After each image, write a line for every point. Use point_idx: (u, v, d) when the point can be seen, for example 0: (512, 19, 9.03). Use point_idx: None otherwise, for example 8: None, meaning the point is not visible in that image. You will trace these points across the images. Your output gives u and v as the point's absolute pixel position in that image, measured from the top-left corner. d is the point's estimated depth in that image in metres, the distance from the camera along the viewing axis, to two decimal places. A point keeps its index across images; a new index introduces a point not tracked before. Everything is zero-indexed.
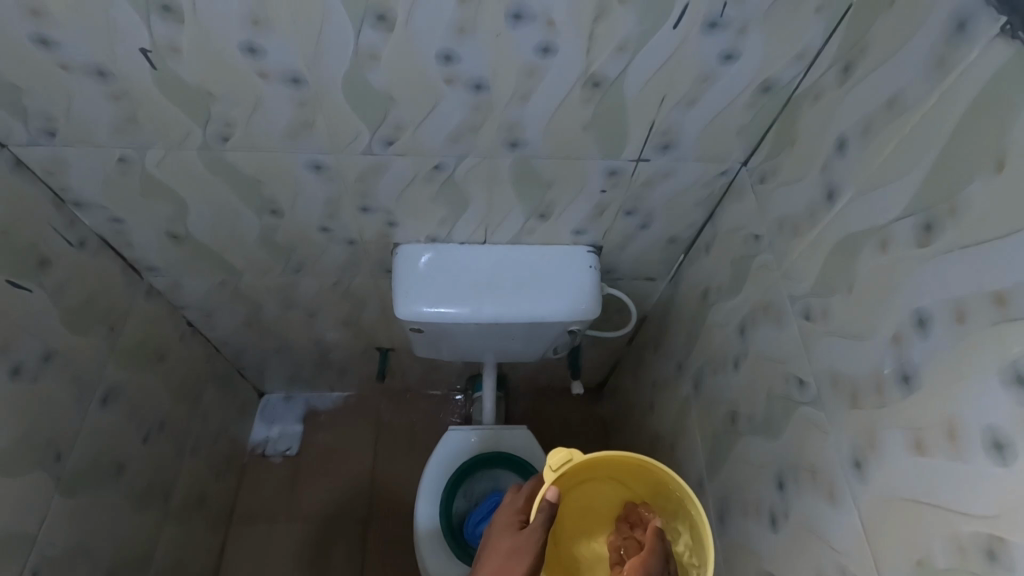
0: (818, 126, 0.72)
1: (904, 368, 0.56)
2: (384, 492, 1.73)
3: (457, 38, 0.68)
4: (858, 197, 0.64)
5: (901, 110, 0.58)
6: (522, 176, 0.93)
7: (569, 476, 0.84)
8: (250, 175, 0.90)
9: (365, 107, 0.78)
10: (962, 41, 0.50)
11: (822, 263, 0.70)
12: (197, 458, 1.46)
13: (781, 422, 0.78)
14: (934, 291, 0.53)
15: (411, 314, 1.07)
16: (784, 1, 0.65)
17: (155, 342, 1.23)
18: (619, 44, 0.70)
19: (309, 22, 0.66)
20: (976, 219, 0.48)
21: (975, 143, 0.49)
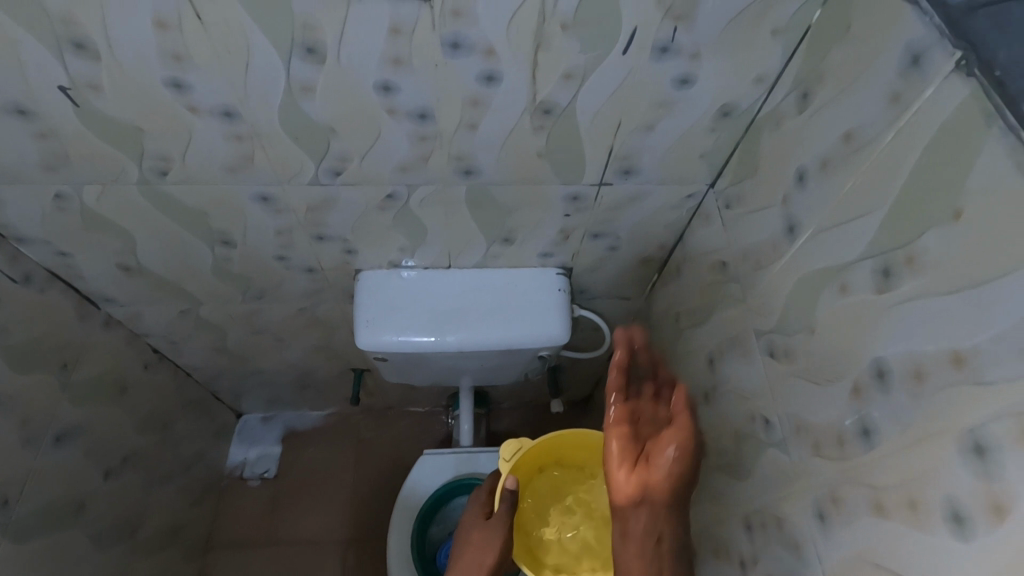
0: (781, 153, 0.68)
1: (865, 421, 0.52)
2: (367, 514, 1.68)
3: (393, 69, 0.64)
4: (817, 233, 0.60)
5: (859, 144, 0.54)
6: (480, 203, 0.89)
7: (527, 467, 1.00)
8: (195, 208, 0.87)
9: (306, 140, 0.74)
10: (917, 74, 0.47)
11: (784, 300, 0.66)
12: (168, 487, 1.42)
13: (748, 461, 0.75)
14: (894, 344, 0.48)
15: (372, 343, 1.03)
16: (737, 24, 0.61)
17: (116, 374, 1.20)
18: (566, 72, 0.66)
19: (233, 57, 0.62)
20: (932, 270, 0.45)
21: (930, 187, 0.45)
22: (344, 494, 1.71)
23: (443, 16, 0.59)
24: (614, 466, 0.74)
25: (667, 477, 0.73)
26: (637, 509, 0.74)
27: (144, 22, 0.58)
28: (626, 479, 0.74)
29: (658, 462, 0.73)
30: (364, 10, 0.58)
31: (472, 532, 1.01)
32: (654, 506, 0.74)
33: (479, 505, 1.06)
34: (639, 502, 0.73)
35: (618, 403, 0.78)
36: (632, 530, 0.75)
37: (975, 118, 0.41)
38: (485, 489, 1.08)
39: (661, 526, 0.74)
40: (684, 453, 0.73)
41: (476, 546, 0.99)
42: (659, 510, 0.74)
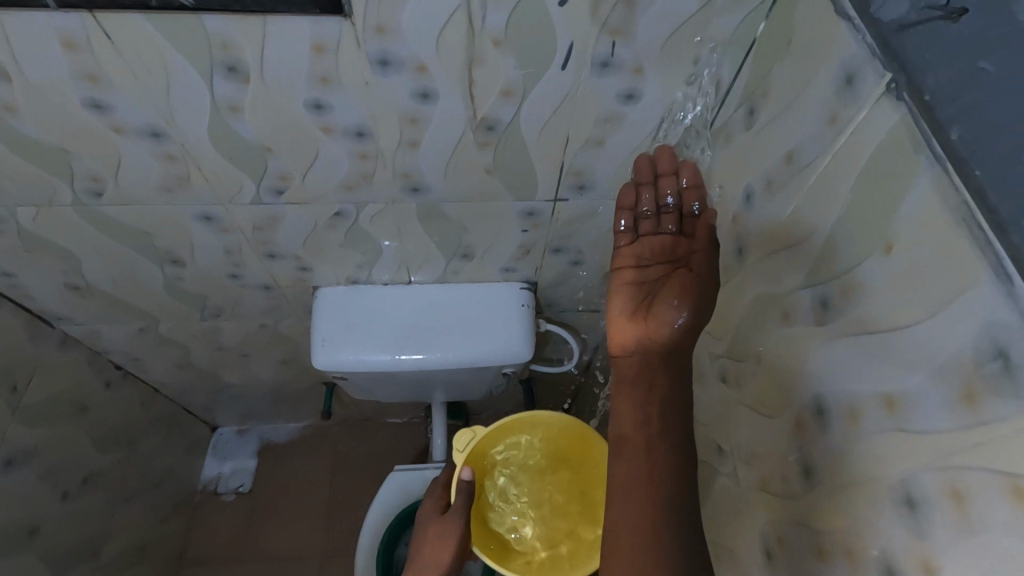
0: (731, 171, 0.65)
1: (807, 460, 0.49)
2: (342, 528, 1.64)
3: (322, 87, 0.62)
4: (763, 256, 0.57)
5: (799, 166, 0.51)
6: (433, 220, 0.86)
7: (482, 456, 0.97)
8: (137, 229, 0.84)
9: (242, 159, 0.71)
10: (850, 95, 0.44)
11: (735, 325, 0.64)
12: (135, 507, 1.39)
13: (703, 489, 0.72)
14: (831, 381, 0.46)
15: (328, 362, 0.99)
16: (679, 37, 0.59)
17: (75, 394, 1.17)
18: (505, 88, 0.63)
19: (151, 77, 0.59)
20: (867, 305, 0.42)
21: (864, 216, 0.42)
22: (320, 508, 1.66)
23: (366, 33, 0.56)
24: (615, 315, 0.69)
25: (668, 340, 0.66)
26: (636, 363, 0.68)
27: (51, 43, 0.55)
28: (628, 327, 0.68)
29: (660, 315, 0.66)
30: (281, 28, 0.55)
31: (428, 528, 0.94)
32: (656, 375, 0.67)
33: (434, 499, 0.98)
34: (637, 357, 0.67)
35: (627, 243, 0.70)
36: (627, 376, 0.69)
37: (903, 145, 0.39)
38: (441, 482, 1.01)
39: (661, 391, 0.66)
40: (694, 295, 0.65)
41: (433, 543, 0.92)
42: (659, 381, 0.66)
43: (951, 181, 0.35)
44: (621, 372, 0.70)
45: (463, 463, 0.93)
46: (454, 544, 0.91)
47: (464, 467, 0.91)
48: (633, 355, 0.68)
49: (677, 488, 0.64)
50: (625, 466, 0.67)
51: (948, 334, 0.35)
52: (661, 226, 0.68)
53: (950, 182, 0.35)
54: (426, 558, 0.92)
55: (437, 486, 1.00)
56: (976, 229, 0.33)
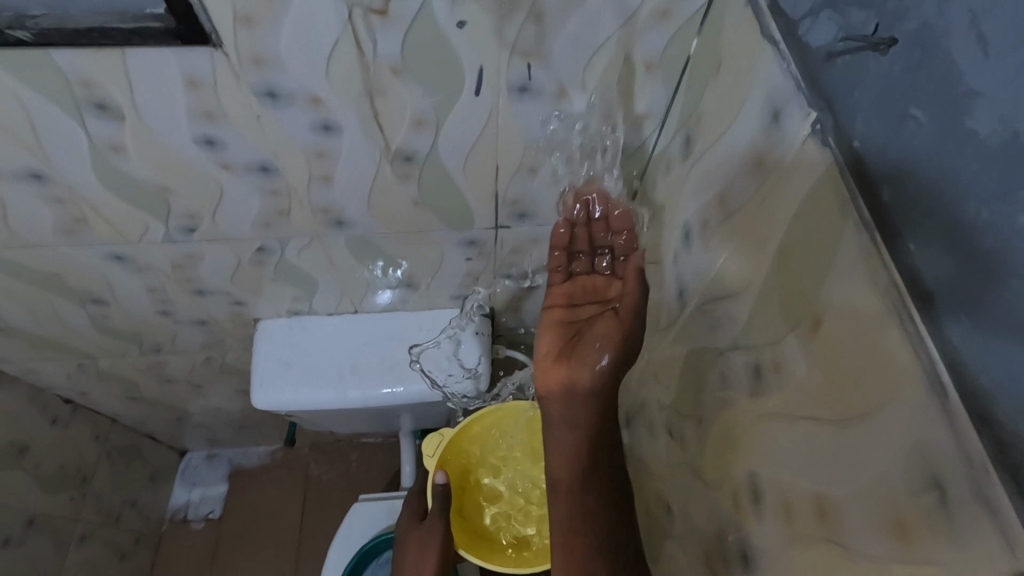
0: (672, 203, 0.58)
1: (745, 548, 0.43)
2: (312, 555, 1.58)
3: (208, 123, 0.55)
4: (701, 305, 0.51)
5: (729, 209, 0.45)
6: (366, 252, 0.80)
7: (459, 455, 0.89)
8: (44, 270, 0.77)
9: (139, 200, 0.65)
10: (777, 132, 0.37)
11: (679, 375, 0.58)
12: (91, 545, 1.33)
13: (657, 548, 0.67)
14: (766, 465, 0.40)
15: (268, 403, 0.91)
16: (603, 58, 0.52)
17: (14, 435, 1.10)
18: (415, 118, 0.56)
19: (11, 116, 0.52)
20: (795, 387, 0.36)
21: (790, 283, 0.36)
22: (291, 534, 1.61)
23: (244, 64, 0.49)
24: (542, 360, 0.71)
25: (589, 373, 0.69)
26: (563, 400, 0.70)
27: None
28: (554, 371, 0.70)
29: (577, 367, 0.69)
30: (144, 63, 0.48)
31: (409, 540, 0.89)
32: (580, 405, 0.70)
33: (411, 508, 0.94)
34: (564, 394, 0.70)
35: (560, 282, 0.72)
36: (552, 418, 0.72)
37: (829, 209, 0.32)
38: (416, 489, 0.96)
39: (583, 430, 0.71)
40: (608, 344, 0.68)
41: (416, 553, 0.88)
42: (584, 420, 0.70)
43: (879, 259, 0.29)
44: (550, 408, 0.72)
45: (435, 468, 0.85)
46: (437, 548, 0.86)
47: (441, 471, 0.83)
48: (560, 397, 0.70)
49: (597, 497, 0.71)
50: (562, 486, 0.72)
51: (902, 422, 0.28)
52: (594, 269, 0.71)
53: (880, 260, 0.29)
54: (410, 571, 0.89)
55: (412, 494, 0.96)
56: (908, 324, 0.27)
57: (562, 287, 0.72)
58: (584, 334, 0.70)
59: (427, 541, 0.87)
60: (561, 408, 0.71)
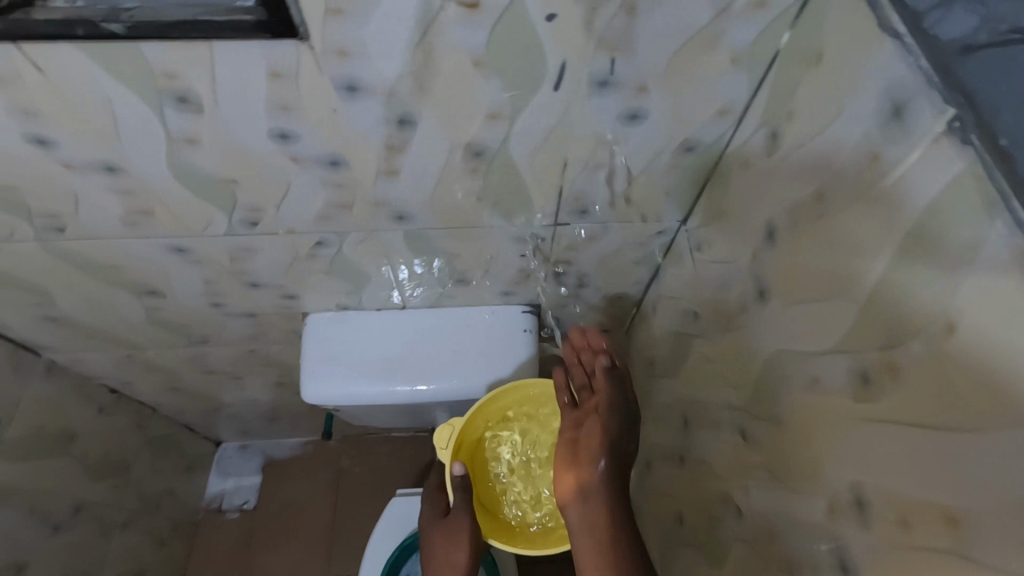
0: (750, 202, 0.57)
1: (842, 555, 0.43)
2: (345, 546, 1.60)
3: (284, 116, 0.55)
4: (786, 307, 0.50)
5: (829, 207, 0.44)
6: (421, 247, 0.79)
7: (469, 445, 0.90)
8: (106, 262, 0.78)
9: (206, 192, 0.65)
10: (899, 130, 0.36)
11: (753, 378, 0.56)
12: (132, 532, 1.35)
13: (719, 549, 0.66)
14: (877, 472, 0.39)
15: (318, 396, 0.91)
16: (688, 52, 0.51)
17: (62, 423, 1.11)
18: (489, 112, 0.56)
19: (93, 109, 0.53)
20: (917, 392, 0.35)
21: (920, 286, 0.35)
22: (323, 526, 1.62)
23: (327, 56, 0.49)
24: (559, 472, 0.76)
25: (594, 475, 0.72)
26: (579, 504, 0.72)
27: None
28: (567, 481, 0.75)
29: (582, 466, 0.73)
30: (229, 55, 0.48)
31: (435, 537, 0.92)
32: (591, 505, 0.71)
33: (432, 505, 0.96)
34: (577, 496, 0.72)
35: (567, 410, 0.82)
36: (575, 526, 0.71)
37: (971, 205, 0.31)
38: (435, 486, 0.99)
39: (597, 531, 0.69)
40: (603, 441, 0.73)
41: (444, 547, 0.91)
42: (598, 527, 0.69)
43: None
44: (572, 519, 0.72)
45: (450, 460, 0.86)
46: (466, 539, 0.89)
47: (456, 462, 0.86)
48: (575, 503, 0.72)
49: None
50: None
51: None
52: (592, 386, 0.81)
53: None
54: (441, 567, 0.91)
55: (431, 491, 0.99)
56: None
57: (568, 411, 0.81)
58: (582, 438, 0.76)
59: (454, 540, 0.90)
60: (578, 516, 0.71)
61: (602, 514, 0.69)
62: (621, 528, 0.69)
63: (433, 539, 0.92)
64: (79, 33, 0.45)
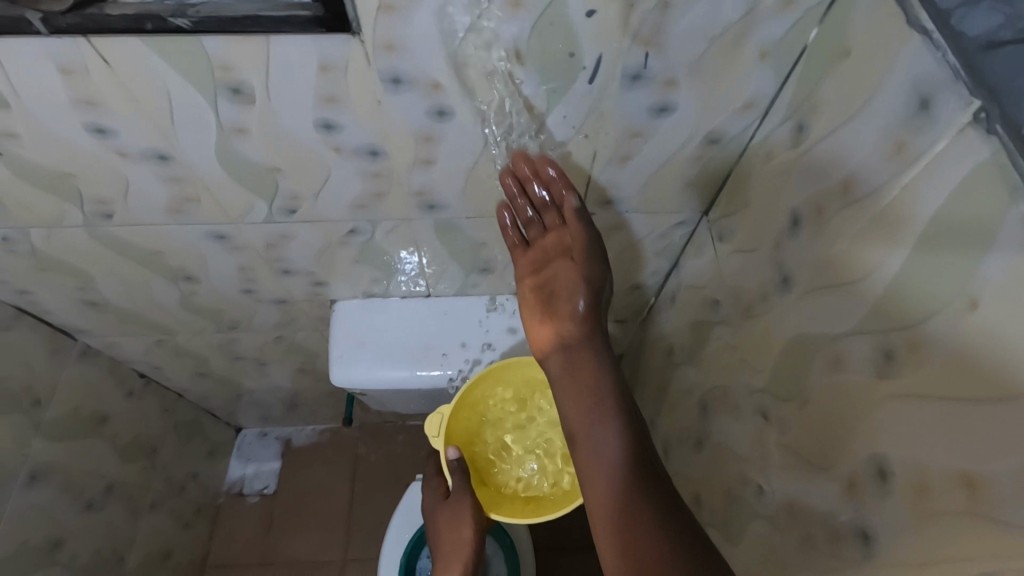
0: (774, 192, 0.59)
1: (861, 526, 0.46)
2: (364, 528, 1.64)
3: (330, 107, 0.58)
4: (810, 292, 0.52)
5: (855, 196, 0.46)
6: (450, 236, 0.82)
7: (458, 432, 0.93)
8: (148, 248, 0.82)
9: (250, 180, 0.68)
10: (925, 120, 0.39)
11: (775, 360, 0.59)
12: (158, 513, 1.39)
13: (737, 527, 0.69)
14: (895, 444, 0.42)
15: (346, 379, 0.94)
16: (718, 47, 0.53)
17: (95, 405, 1.15)
18: (524, 104, 0.58)
19: (152, 99, 0.55)
20: (938, 366, 0.38)
21: (942, 267, 0.37)
22: (342, 510, 1.66)
23: (376, 50, 0.51)
24: (533, 326, 0.80)
25: (573, 324, 0.76)
26: (560, 355, 0.77)
27: (46, 68, 0.52)
28: (542, 331, 0.79)
29: (558, 317, 0.77)
30: (283, 49, 0.51)
31: (440, 515, 0.96)
32: (573, 355, 0.76)
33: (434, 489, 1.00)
34: (557, 346, 0.77)
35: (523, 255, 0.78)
36: (555, 371, 0.77)
37: (994, 190, 0.34)
38: (433, 471, 1.03)
39: (582, 376, 0.75)
40: (576, 288, 0.75)
41: (449, 524, 0.95)
42: (581, 365, 0.75)
43: None
44: (554, 371, 0.78)
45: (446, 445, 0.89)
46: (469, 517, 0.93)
47: (450, 447, 0.88)
48: (557, 353, 0.78)
49: (634, 456, 0.66)
50: (586, 431, 0.70)
51: None
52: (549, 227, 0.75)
53: None
54: (449, 543, 0.95)
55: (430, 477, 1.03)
56: None
57: (526, 258, 0.78)
58: (554, 285, 0.77)
59: (458, 518, 0.93)
60: (559, 365, 0.77)
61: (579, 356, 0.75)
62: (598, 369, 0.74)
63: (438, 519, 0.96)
64: (148, 27, 0.48)
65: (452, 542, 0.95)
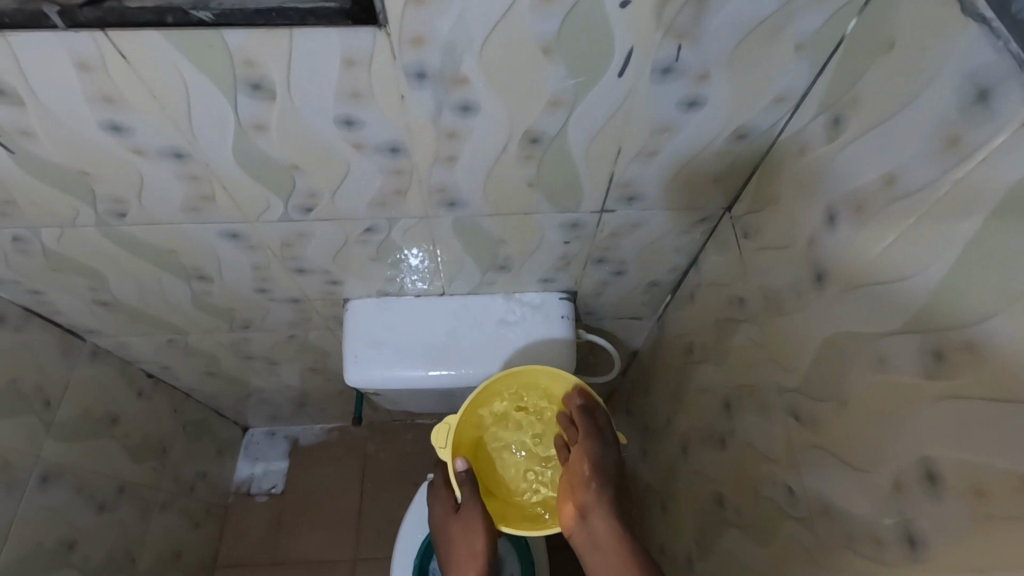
0: (808, 188, 0.58)
1: (909, 528, 0.45)
2: (376, 525, 1.64)
3: (354, 102, 0.56)
4: (848, 290, 0.51)
5: (901, 191, 0.45)
6: (468, 234, 0.81)
7: (470, 442, 0.92)
8: (162, 247, 0.80)
9: (268, 177, 0.66)
10: (982, 113, 0.37)
11: (808, 360, 0.58)
12: (169, 514, 1.39)
13: (767, 527, 0.68)
14: (948, 446, 0.41)
15: (362, 379, 0.93)
16: (753, 39, 0.52)
17: (106, 406, 1.14)
18: (552, 99, 0.57)
19: (171, 96, 0.54)
20: (997, 367, 0.37)
21: (1001, 267, 0.36)
22: (352, 508, 1.66)
23: (402, 45, 0.50)
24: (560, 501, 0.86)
25: (591, 497, 0.82)
26: (582, 528, 0.81)
27: (63, 65, 0.50)
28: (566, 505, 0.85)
29: (575, 488, 0.84)
30: (307, 43, 0.49)
31: (451, 527, 0.94)
32: (594, 525, 0.80)
33: (444, 501, 0.99)
34: (579, 519, 0.82)
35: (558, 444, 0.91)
36: (581, 545, 0.81)
37: None
38: (441, 482, 1.02)
39: (604, 547, 0.79)
40: (589, 465, 0.85)
41: (462, 536, 0.93)
42: (602, 538, 0.79)
43: None
44: (582, 547, 0.81)
45: (453, 456, 0.89)
46: (481, 527, 0.91)
47: (458, 458, 0.88)
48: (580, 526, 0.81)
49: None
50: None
51: None
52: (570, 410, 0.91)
53: None
54: (464, 555, 0.93)
55: (438, 488, 1.02)
56: None
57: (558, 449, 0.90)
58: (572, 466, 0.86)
59: (470, 530, 0.92)
60: (585, 537, 0.81)
61: (602, 531, 0.79)
62: (620, 538, 0.79)
63: (451, 532, 0.95)
64: (169, 21, 0.47)
65: (468, 555, 0.93)
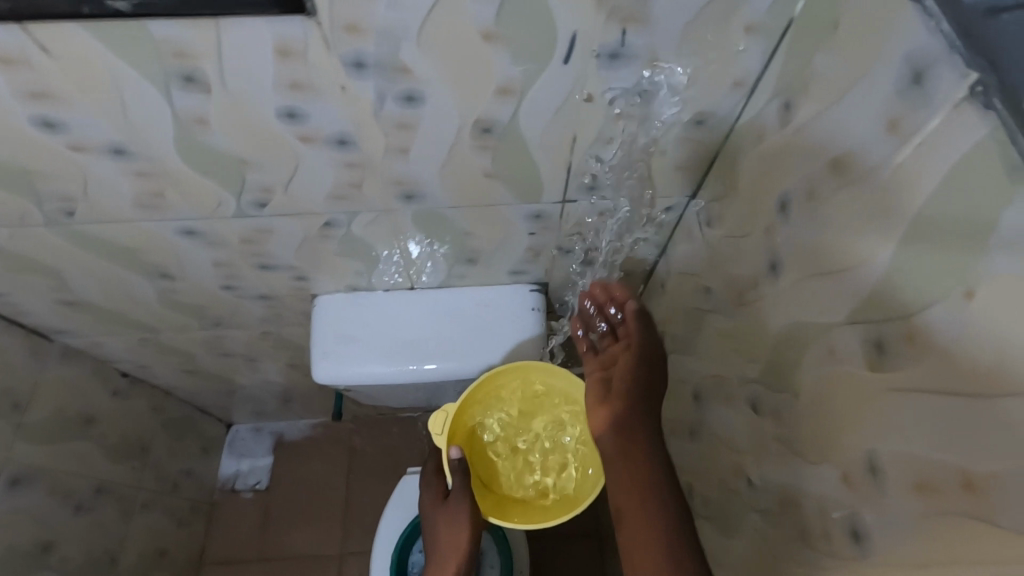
0: (763, 175, 0.56)
1: (855, 522, 0.45)
2: (363, 519, 1.64)
3: (295, 94, 0.55)
4: (801, 280, 0.50)
5: (848, 177, 0.43)
6: (432, 226, 0.79)
7: (466, 432, 0.92)
8: (119, 245, 0.79)
9: (217, 172, 0.65)
10: (919, 96, 0.36)
11: (767, 350, 0.57)
12: (152, 512, 1.38)
13: (733, 519, 0.68)
14: (892, 440, 0.40)
15: (332, 376, 0.92)
16: (701, 21, 0.50)
17: (80, 406, 1.13)
18: (500, 87, 0.55)
19: (102, 88, 0.52)
20: (937, 358, 0.36)
21: (939, 254, 0.35)
22: (339, 502, 1.66)
23: (336, 34, 0.48)
24: (590, 408, 0.77)
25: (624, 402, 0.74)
26: (614, 437, 0.72)
27: None
28: (598, 415, 0.75)
29: (613, 402, 0.75)
30: (237, 33, 0.48)
31: (436, 519, 0.94)
32: (629, 435, 0.72)
33: (432, 490, 0.98)
34: (613, 429, 0.73)
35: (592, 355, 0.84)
36: (609, 456, 0.72)
37: (991, 170, 0.31)
38: (432, 469, 1.00)
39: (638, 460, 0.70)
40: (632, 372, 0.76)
41: (446, 528, 0.93)
42: (634, 448, 0.71)
43: None
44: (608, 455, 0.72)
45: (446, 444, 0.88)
46: (469, 523, 0.91)
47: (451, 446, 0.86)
48: (610, 433, 0.73)
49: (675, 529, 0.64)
50: (635, 515, 0.66)
51: None
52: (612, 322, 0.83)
53: None
54: (446, 547, 0.93)
55: (430, 476, 0.99)
56: None
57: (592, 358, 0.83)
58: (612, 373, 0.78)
59: (455, 522, 0.92)
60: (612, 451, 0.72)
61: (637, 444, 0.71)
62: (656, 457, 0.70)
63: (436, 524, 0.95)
64: (85, 11, 0.45)
65: (449, 548, 0.93)
